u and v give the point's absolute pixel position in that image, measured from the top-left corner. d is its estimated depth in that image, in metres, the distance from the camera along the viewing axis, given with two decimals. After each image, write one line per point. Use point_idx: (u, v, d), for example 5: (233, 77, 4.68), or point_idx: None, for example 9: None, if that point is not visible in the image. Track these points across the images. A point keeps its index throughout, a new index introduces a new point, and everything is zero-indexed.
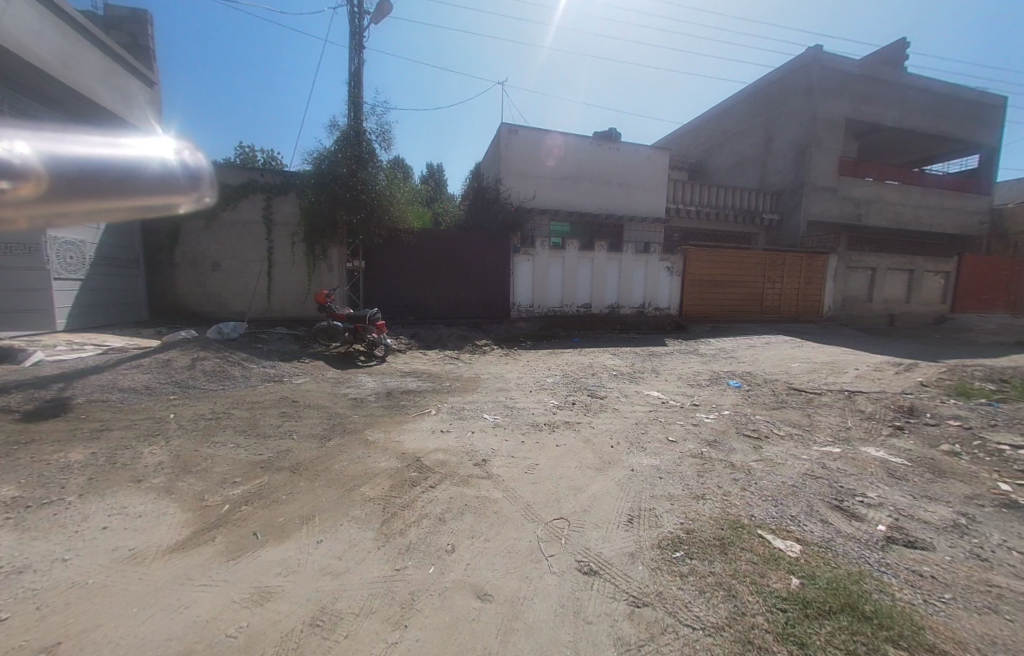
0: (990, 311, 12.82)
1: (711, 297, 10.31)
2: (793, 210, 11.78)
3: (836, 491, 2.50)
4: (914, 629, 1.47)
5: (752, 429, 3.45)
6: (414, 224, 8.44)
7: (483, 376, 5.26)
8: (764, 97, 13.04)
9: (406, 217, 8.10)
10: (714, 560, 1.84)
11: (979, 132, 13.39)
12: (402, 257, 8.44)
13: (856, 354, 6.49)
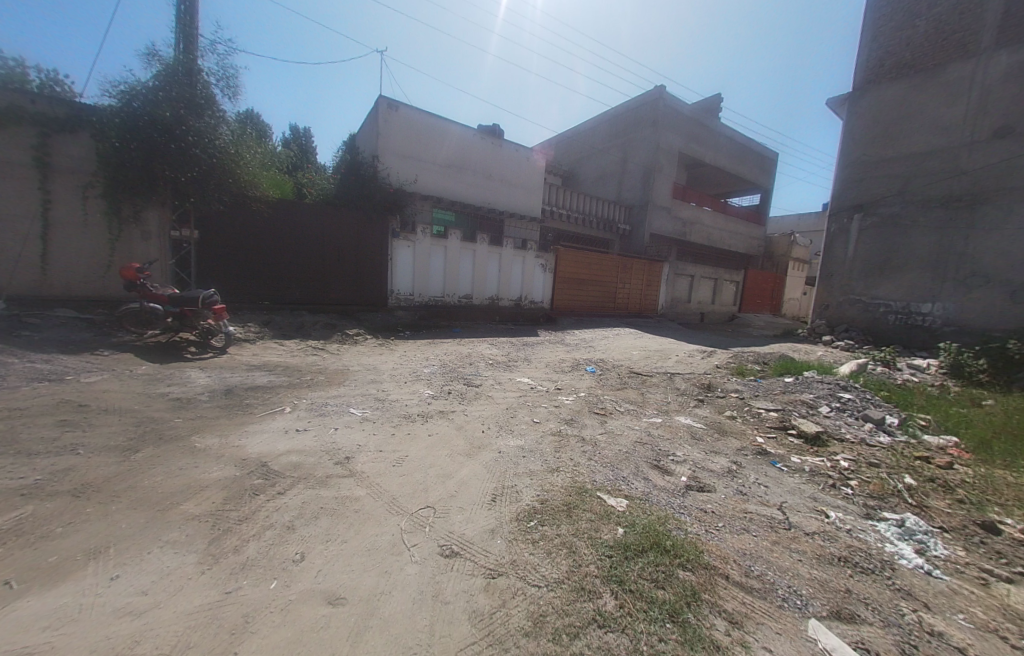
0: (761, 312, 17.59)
1: (578, 293, 11.60)
2: (641, 223, 13.96)
3: (657, 453, 3.11)
4: (695, 552, 1.94)
5: (601, 407, 4.03)
6: (268, 190, 7.31)
7: (353, 368, 4.88)
8: (623, 121, 15.01)
9: (258, 181, 6.99)
10: (561, 523, 2.10)
11: (761, 177, 17.93)
12: (254, 232, 7.22)
13: (679, 344, 8.12)
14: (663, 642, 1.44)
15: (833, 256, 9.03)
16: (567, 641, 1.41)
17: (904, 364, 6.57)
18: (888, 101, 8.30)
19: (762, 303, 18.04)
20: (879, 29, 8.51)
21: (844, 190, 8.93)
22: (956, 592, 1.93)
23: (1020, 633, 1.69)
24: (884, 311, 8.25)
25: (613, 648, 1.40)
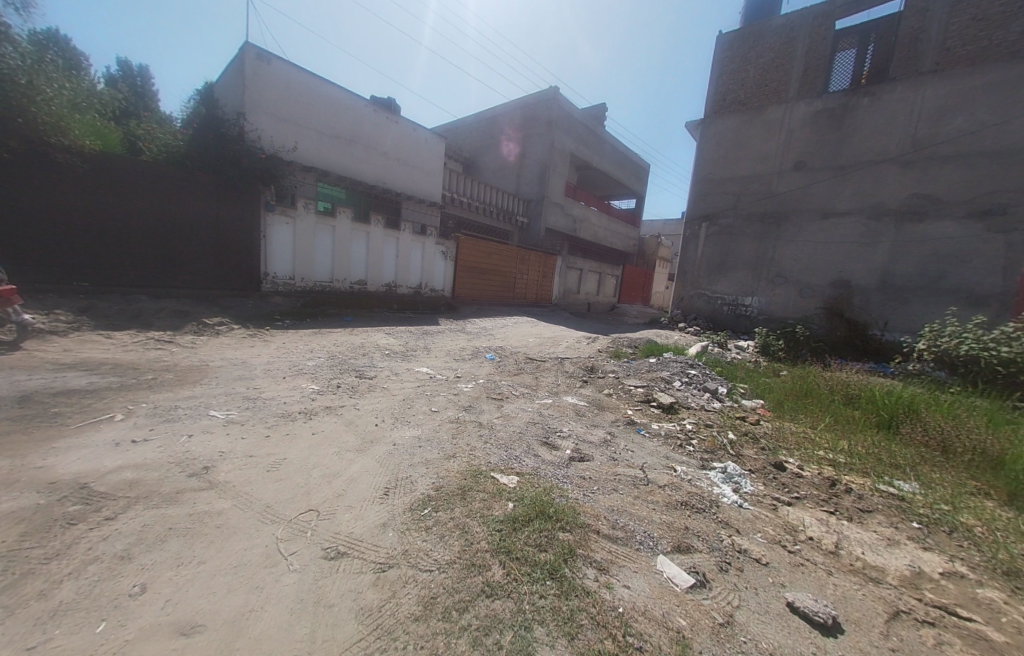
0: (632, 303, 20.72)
1: (478, 282, 11.91)
2: (537, 217, 14.68)
3: (546, 430, 3.39)
4: (574, 515, 2.19)
5: (498, 392, 4.20)
6: (88, 141, 5.80)
7: (215, 364, 4.16)
8: (521, 115, 15.45)
9: (73, 128, 5.55)
10: (455, 506, 2.16)
11: (637, 184, 20.41)
12: (61, 191, 5.56)
13: (570, 331, 8.87)
14: (543, 598, 1.62)
15: (688, 257, 10.79)
16: (457, 616, 1.48)
17: (732, 345, 8.27)
18: (729, 130, 10.13)
19: (636, 295, 21.41)
20: (724, 70, 10.29)
21: (697, 201, 10.68)
22: (756, 516, 2.58)
23: (790, 540, 2.37)
24: (721, 303, 10.19)
25: (499, 613, 1.52)
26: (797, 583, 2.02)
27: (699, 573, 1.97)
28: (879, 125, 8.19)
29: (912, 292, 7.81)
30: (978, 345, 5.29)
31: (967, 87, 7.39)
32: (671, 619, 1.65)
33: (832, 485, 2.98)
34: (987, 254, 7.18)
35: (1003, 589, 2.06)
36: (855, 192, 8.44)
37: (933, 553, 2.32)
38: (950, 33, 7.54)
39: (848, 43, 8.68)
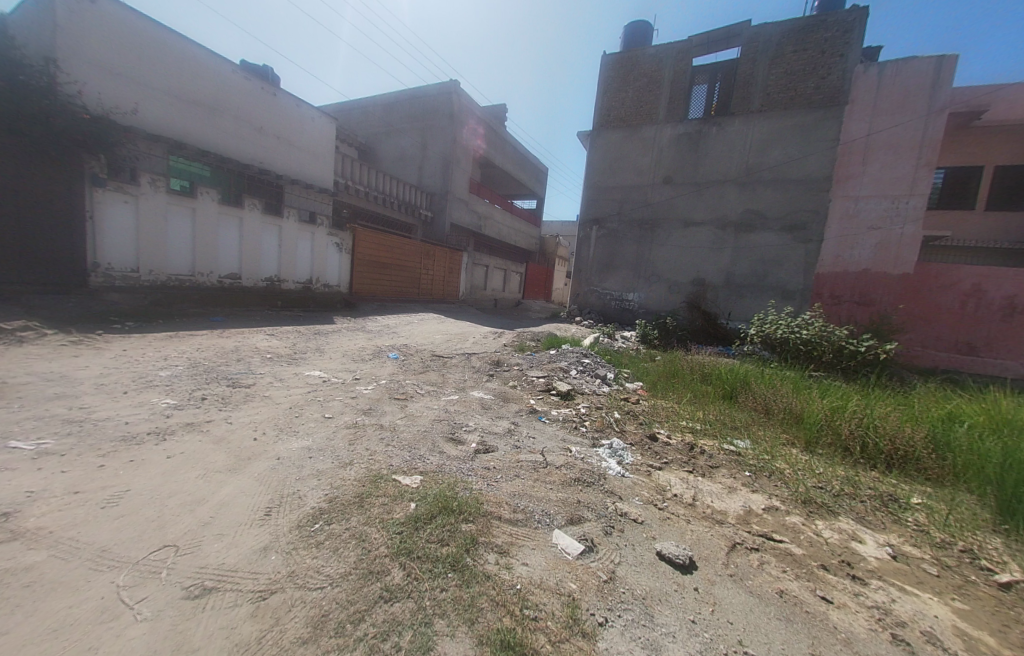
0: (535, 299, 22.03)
1: (377, 277, 11.39)
2: (441, 211, 14.43)
3: (452, 426, 3.40)
4: (476, 506, 2.26)
5: (401, 392, 4.06)
6: None
7: (18, 380, 3.21)
8: (421, 105, 14.93)
9: None
10: (351, 515, 2.04)
11: (537, 186, 21.44)
12: None
13: (476, 327, 8.98)
14: (444, 591, 1.64)
15: (582, 255, 11.75)
16: (351, 629, 1.42)
17: (619, 335, 9.33)
18: (614, 142, 11.26)
19: (539, 291, 22.82)
20: (608, 87, 11.38)
21: (589, 204, 11.65)
22: (634, 482, 2.98)
23: (661, 498, 2.79)
24: (609, 298, 11.35)
25: (398, 615, 1.49)
26: (665, 534, 2.40)
27: (588, 540, 2.21)
28: (725, 150, 9.95)
29: (747, 289, 9.73)
30: (787, 328, 6.88)
31: (780, 126, 9.42)
32: (563, 585, 1.83)
33: (691, 449, 3.59)
34: (793, 259, 9.31)
35: (800, 514, 2.76)
36: (708, 205, 10.14)
37: (759, 494, 2.97)
38: (769, 82, 9.52)
39: (702, 78, 10.36)
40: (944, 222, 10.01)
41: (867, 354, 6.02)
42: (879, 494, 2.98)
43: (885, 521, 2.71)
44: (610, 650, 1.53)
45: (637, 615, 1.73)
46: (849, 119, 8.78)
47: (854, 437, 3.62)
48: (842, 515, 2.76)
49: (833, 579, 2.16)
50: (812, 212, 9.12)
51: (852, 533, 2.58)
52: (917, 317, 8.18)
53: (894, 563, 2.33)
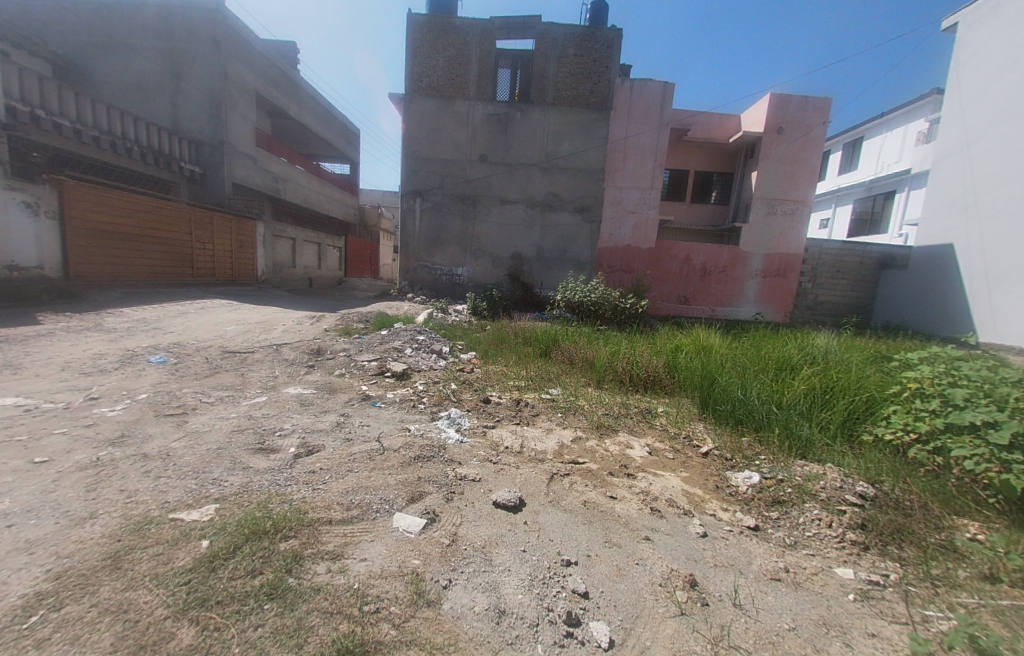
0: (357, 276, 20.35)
1: (117, 253, 8.25)
2: (216, 167, 11.27)
3: (259, 434, 2.84)
4: (297, 517, 1.99)
5: (176, 406, 3.11)
6: None
7: None
8: (162, 18, 10.91)
9: None
10: (100, 586, 1.48)
11: (347, 148, 19.13)
12: None
13: (285, 312, 7.61)
14: (260, 627, 1.39)
15: (407, 229, 11.27)
16: None
17: (451, 309, 9.56)
18: (428, 112, 10.93)
19: (363, 268, 21.06)
20: (417, 50, 10.82)
21: (410, 174, 11.09)
22: (472, 445, 3.18)
23: (494, 454, 3.08)
24: (439, 272, 11.40)
25: None
26: (499, 484, 2.67)
27: (429, 512, 2.25)
28: (529, 135, 11.01)
29: (554, 261, 11.34)
30: (582, 293, 8.38)
31: (569, 120, 10.98)
32: (406, 565, 1.82)
33: (516, 403, 4.06)
34: (584, 236, 11.29)
35: (596, 437, 3.51)
36: (520, 185, 11.17)
37: (567, 429, 3.63)
38: (558, 79, 10.87)
39: (505, 63, 11.06)
40: (670, 209, 13.82)
41: (630, 309, 7.96)
42: (642, 410, 4.07)
43: (644, 428, 3.74)
44: (454, 606, 1.62)
45: (478, 564, 1.89)
46: (614, 122, 10.95)
47: (625, 370, 4.80)
48: (620, 430, 3.67)
49: (616, 480, 2.86)
50: (595, 197, 11.18)
51: (627, 442, 3.45)
52: (659, 280, 11.28)
53: (650, 456, 3.26)
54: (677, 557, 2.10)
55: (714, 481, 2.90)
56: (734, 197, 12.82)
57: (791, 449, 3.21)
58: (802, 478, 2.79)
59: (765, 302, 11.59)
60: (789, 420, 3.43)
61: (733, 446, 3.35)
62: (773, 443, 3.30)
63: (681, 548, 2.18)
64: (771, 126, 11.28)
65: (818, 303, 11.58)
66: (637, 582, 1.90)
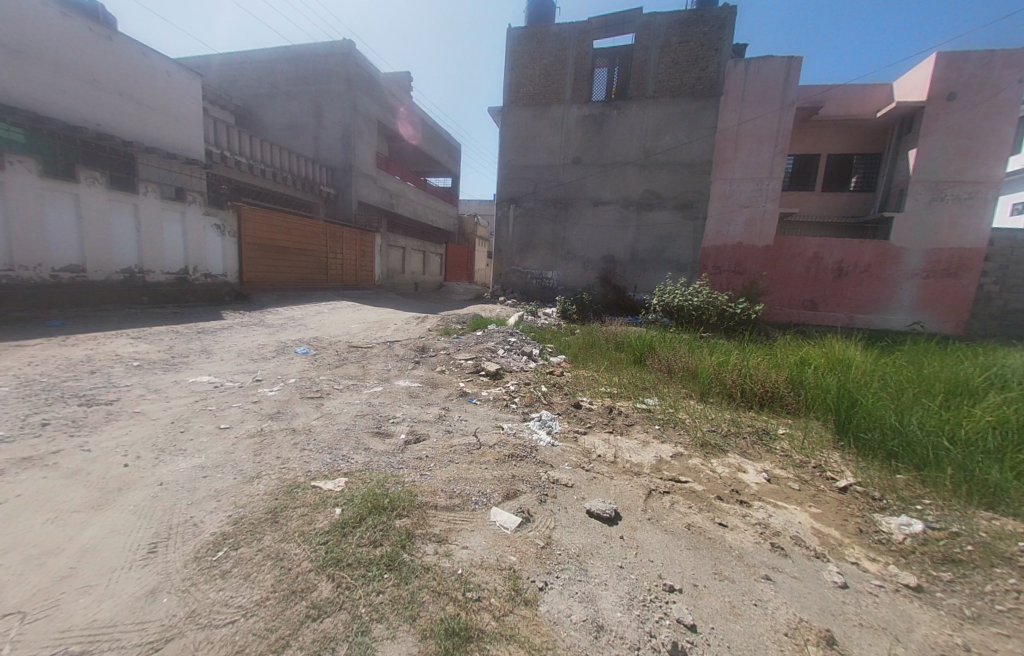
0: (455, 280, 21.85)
1: (275, 263, 10.15)
2: (346, 188, 13.18)
3: (378, 420, 3.20)
4: (409, 499, 2.18)
5: (315, 390, 3.68)
6: None
7: None
8: (310, 67, 13.19)
9: None
10: (264, 535, 1.81)
11: (450, 162, 20.75)
12: None
13: (396, 313, 8.47)
14: (381, 593, 1.55)
15: (501, 235, 11.76)
16: None
17: (541, 312, 9.66)
18: (524, 120, 11.27)
19: (460, 272, 22.54)
20: (515, 62, 11.26)
21: (504, 182, 11.56)
22: (563, 449, 3.14)
23: (587, 461, 2.99)
24: (530, 276, 11.63)
25: (330, 631, 1.38)
26: (593, 493, 2.58)
27: (524, 512, 2.27)
28: (625, 133, 10.61)
29: (650, 263, 10.70)
30: (682, 297, 7.75)
31: (671, 113, 10.30)
32: (504, 560, 1.86)
33: (609, 411, 3.90)
34: (685, 235, 10.45)
35: (700, 456, 3.18)
36: (614, 185, 10.82)
37: (667, 443, 3.35)
38: (660, 70, 10.31)
39: (603, 61, 10.82)
40: (793, 200, 12.02)
41: (742, 315, 7.08)
42: (757, 430, 3.56)
43: (760, 451, 3.27)
44: (551, 611, 1.60)
45: (573, 572, 1.84)
46: (724, 109, 9.95)
47: (734, 384, 4.28)
48: (731, 451, 3.26)
49: (726, 506, 2.54)
50: (699, 192, 10.28)
51: (738, 465, 3.06)
52: (777, 282, 9.85)
53: (768, 484, 2.83)
54: (808, 606, 1.77)
55: (855, 523, 2.39)
56: (882, 182, 10.59)
57: (970, 496, 2.49)
58: (989, 536, 2.14)
59: (925, 309, 9.34)
60: (967, 459, 2.68)
61: (882, 483, 2.73)
62: (942, 485, 2.59)
63: (813, 597, 1.84)
64: (937, 92, 9.10)
65: (1010, 310, 8.94)
66: (755, 625, 1.65)
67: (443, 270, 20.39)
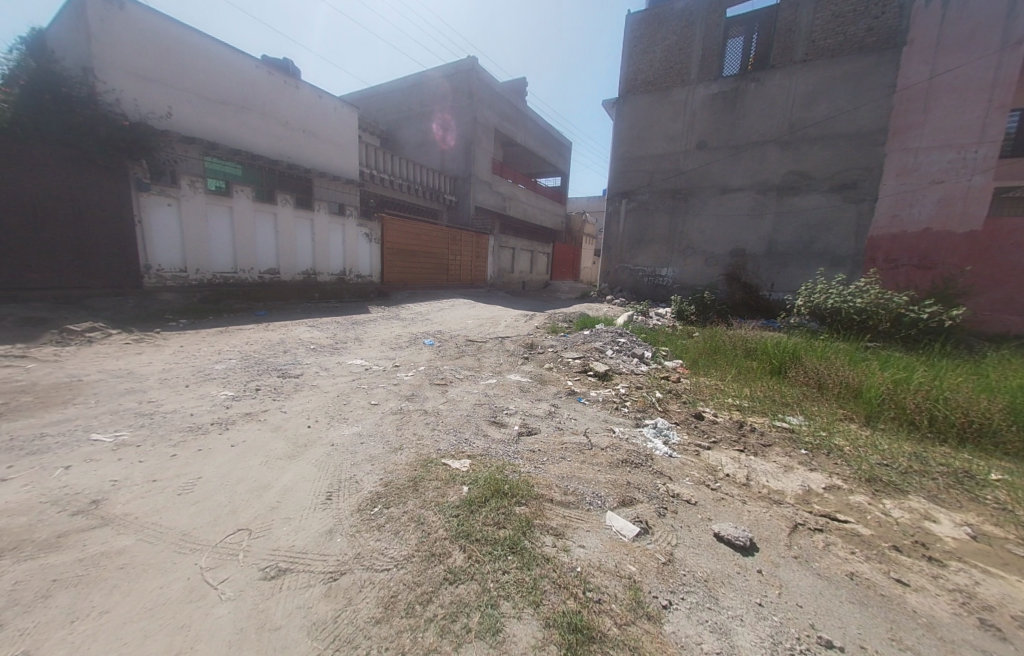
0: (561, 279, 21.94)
1: (406, 265, 11.58)
2: (465, 195, 14.32)
3: (495, 410, 3.41)
4: (527, 489, 2.26)
5: (440, 377, 4.10)
6: None
7: (90, 379, 3.53)
8: (439, 87, 14.68)
9: None
10: (407, 499, 2.08)
11: (560, 162, 20.85)
12: None
13: (506, 310, 8.89)
14: (506, 573, 1.65)
15: (611, 232, 11.40)
16: (420, 610, 1.46)
17: (653, 312, 9.06)
18: (641, 109, 10.70)
19: (565, 271, 22.54)
20: (634, 49, 10.76)
21: (616, 177, 11.19)
22: (683, 462, 2.89)
23: (713, 479, 2.70)
24: (641, 274, 11.01)
25: (464, 597, 1.52)
26: (721, 515, 2.31)
27: (642, 521, 2.16)
28: (764, 107, 9.24)
29: (791, 257, 9.13)
30: (838, 298, 6.44)
31: (827, 77, 8.64)
32: (622, 566, 1.80)
33: (740, 426, 3.45)
34: (843, 222, 8.63)
35: (866, 493, 2.59)
36: (747, 170, 9.53)
37: (817, 472, 2.82)
38: (814, 27, 8.71)
39: (737, 30, 9.60)
40: None
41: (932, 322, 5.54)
42: (954, 471, 2.74)
43: (962, 499, 2.50)
44: (677, 633, 1.49)
45: (701, 597, 1.68)
46: (908, 62, 7.92)
47: (920, 410, 3.37)
48: (912, 492, 2.57)
49: (907, 560, 2.02)
50: (865, 169, 8.38)
51: (925, 512, 2.40)
52: (986, 279, 7.45)
53: (975, 543, 2.15)
54: None
55: None
56: None
57: None
58: None
59: None
60: None
61: None
62: None
63: None
64: None
65: None
66: None
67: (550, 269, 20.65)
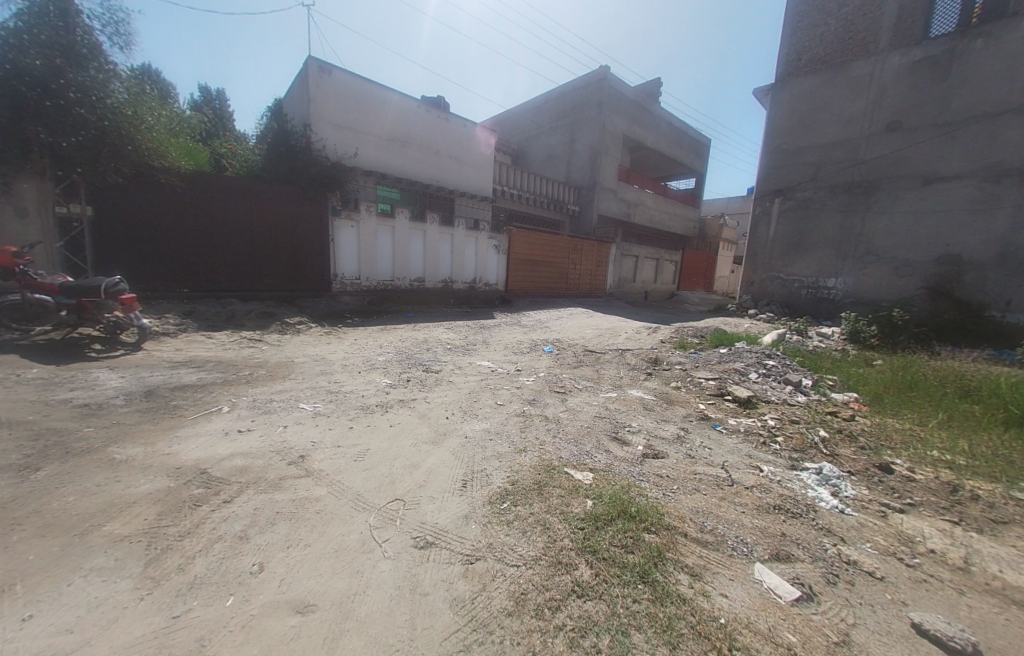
0: (688, 290, 19.99)
1: (528, 274, 12.11)
2: (588, 205, 14.29)
3: (617, 425, 3.28)
4: (657, 516, 2.10)
5: (561, 386, 4.14)
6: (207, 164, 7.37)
7: (297, 360, 4.62)
8: (569, 101, 15.02)
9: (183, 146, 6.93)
10: (533, 501, 2.15)
11: (695, 162, 19.11)
12: (173, 217, 6.58)
13: (626, 321, 8.52)
14: (637, 602, 1.55)
15: (757, 237, 9.98)
16: (549, 615, 1.48)
17: (812, 332, 7.53)
18: (804, 93, 9.12)
19: (695, 281, 20.46)
20: (798, 25, 9.26)
21: (767, 175, 9.75)
22: (861, 523, 2.31)
23: (908, 552, 2.08)
24: (798, 287, 9.32)
25: (593, 615, 1.49)
26: (924, 603, 1.76)
27: (804, 584, 1.79)
28: (1001, 66, 6.91)
29: None
30: None
31: None
32: (778, 633, 1.51)
33: (953, 491, 2.59)
34: None
35: None
36: (968, 150, 7.23)
37: None
38: None
39: None
40: None
41: None
42: None
43: None
44: None
45: None
46: None
47: None
48: None
49: None
50: None
51: None
52: None
53: None
54: None
55: None
56: None
57: None
58: None
59: None
60: None
61: None
62: None
63: None
64: None
65: None
66: None
67: (676, 279, 19.00)
